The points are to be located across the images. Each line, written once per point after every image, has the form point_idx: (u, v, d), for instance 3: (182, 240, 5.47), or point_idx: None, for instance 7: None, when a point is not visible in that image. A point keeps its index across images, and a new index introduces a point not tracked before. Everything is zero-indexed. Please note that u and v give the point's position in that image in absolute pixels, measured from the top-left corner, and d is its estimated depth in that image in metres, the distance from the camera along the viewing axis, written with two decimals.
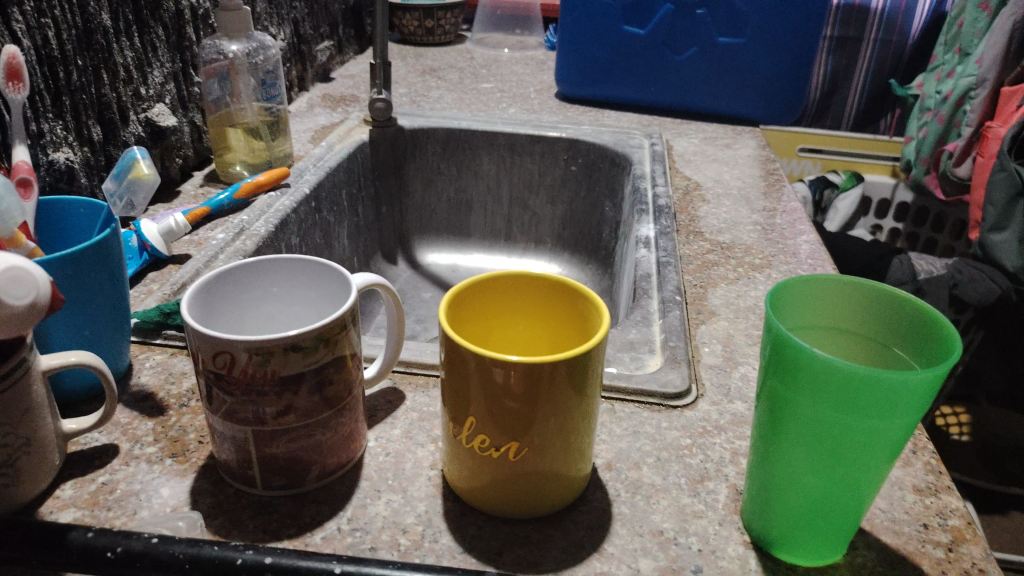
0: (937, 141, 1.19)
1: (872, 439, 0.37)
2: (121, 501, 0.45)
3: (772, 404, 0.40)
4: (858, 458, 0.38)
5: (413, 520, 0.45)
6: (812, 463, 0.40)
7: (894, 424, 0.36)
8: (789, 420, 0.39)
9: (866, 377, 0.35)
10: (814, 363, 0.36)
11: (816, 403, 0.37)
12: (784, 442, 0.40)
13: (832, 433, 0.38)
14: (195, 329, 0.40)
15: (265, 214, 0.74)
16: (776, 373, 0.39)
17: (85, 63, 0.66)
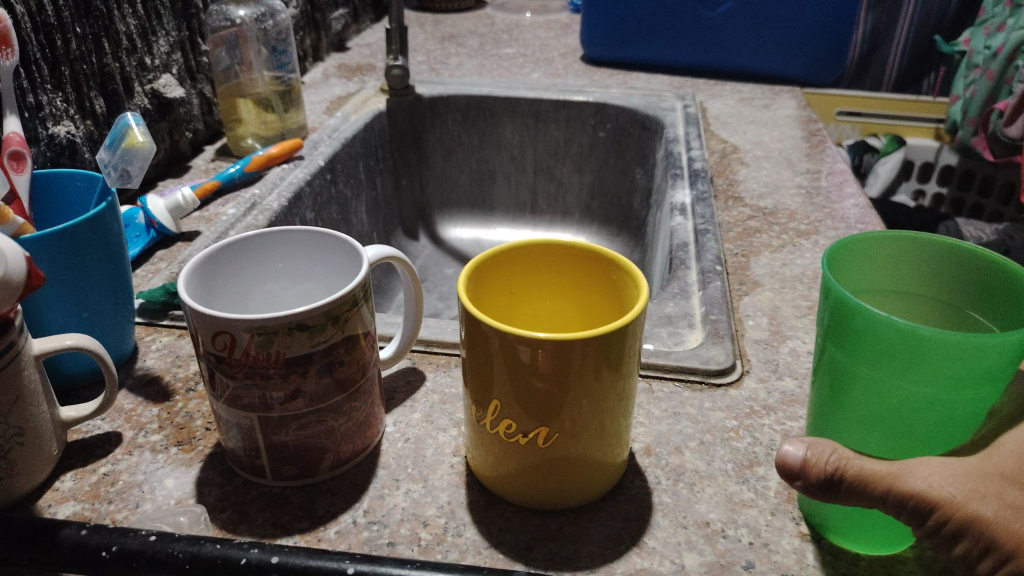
0: (986, 99, 1.08)
1: (948, 413, 0.32)
2: (123, 493, 0.42)
3: (834, 378, 0.36)
4: (931, 437, 0.33)
5: (434, 512, 0.41)
6: (881, 444, 0.35)
7: (974, 396, 0.32)
8: (854, 395, 0.35)
9: (945, 341, 0.30)
10: (885, 327, 0.32)
11: (885, 375, 0.33)
12: (847, 419, 0.36)
13: (902, 410, 0.33)
14: (191, 308, 0.37)
15: (278, 187, 0.70)
16: (839, 340, 0.34)
17: (84, 31, 0.62)
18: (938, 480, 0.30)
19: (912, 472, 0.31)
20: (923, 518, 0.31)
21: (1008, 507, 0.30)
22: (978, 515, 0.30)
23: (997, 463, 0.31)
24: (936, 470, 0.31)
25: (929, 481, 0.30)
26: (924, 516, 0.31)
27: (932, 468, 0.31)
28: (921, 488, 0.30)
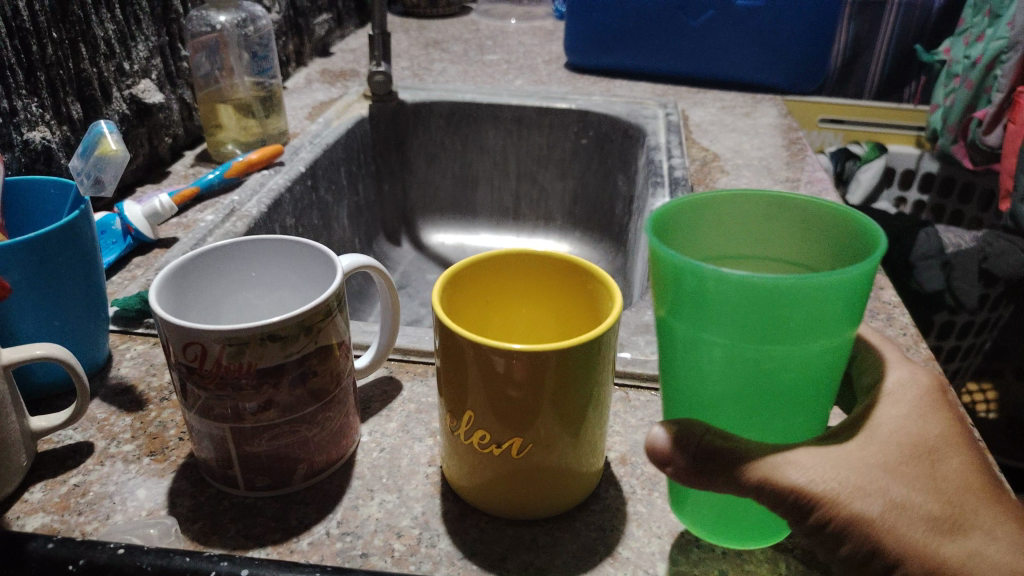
0: (966, 108, 1.08)
1: (801, 367, 0.30)
2: (93, 504, 0.41)
3: (677, 351, 0.32)
4: (787, 395, 0.31)
5: (408, 522, 0.41)
6: (737, 412, 0.32)
7: (823, 343, 0.29)
8: (701, 365, 0.31)
9: (784, 287, 0.27)
10: (719, 285, 0.28)
11: (729, 337, 0.29)
12: (698, 390, 0.32)
13: (752, 374, 0.30)
14: (162, 317, 0.37)
15: (257, 194, 0.69)
16: (676, 310, 0.30)
17: (61, 36, 0.62)
18: (831, 478, 0.31)
19: (801, 464, 0.31)
20: (807, 514, 0.32)
21: (893, 506, 0.32)
22: (870, 514, 0.32)
23: (883, 455, 0.33)
24: (832, 465, 0.32)
25: (824, 479, 0.31)
26: (809, 513, 0.32)
27: (827, 463, 0.32)
28: (816, 485, 0.31)
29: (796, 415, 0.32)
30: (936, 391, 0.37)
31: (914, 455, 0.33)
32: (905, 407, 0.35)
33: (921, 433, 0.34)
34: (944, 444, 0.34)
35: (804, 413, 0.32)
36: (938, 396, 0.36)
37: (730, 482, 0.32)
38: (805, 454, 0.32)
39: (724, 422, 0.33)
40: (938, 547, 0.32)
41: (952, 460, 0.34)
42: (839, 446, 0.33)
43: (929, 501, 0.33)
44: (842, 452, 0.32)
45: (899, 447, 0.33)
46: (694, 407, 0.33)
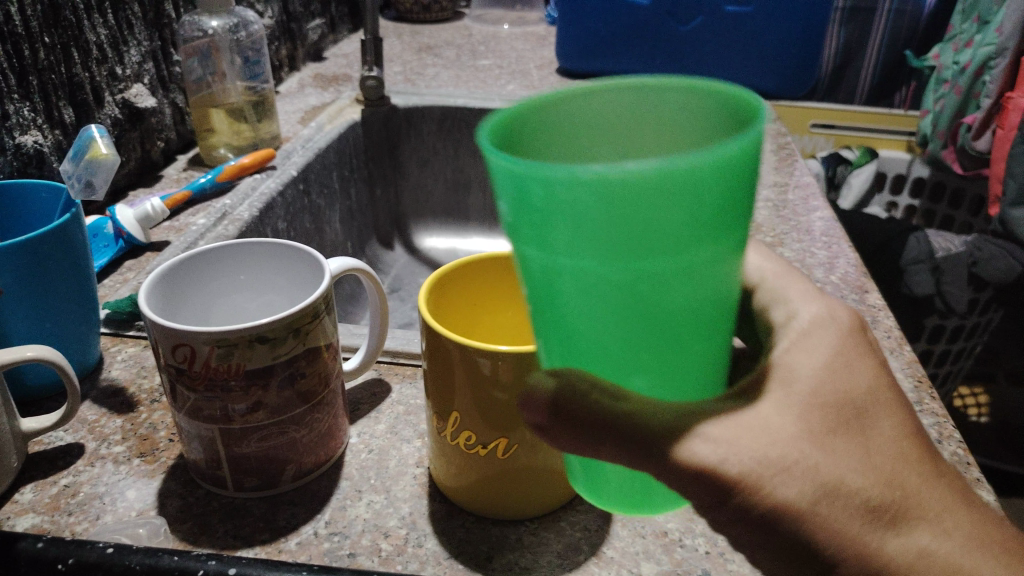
0: (954, 114, 1.08)
1: (690, 293, 0.22)
2: (83, 505, 0.42)
3: (538, 289, 0.23)
4: (678, 334, 0.23)
5: (396, 523, 0.41)
6: (622, 365, 0.24)
7: (713, 258, 0.21)
8: (566, 308, 0.23)
9: (648, 185, 0.19)
10: (564, 196, 0.19)
11: (588, 268, 0.21)
12: (570, 339, 0.24)
13: (626, 312, 0.22)
14: (152, 320, 0.37)
15: (249, 198, 0.70)
16: (523, 238, 0.22)
17: (53, 41, 0.62)
18: (753, 454, 0.28)
19: (717, 433, 0.27)
20: (728, 497, 0.28)
21: (826, 488, 0.29)
22: (802, 497, 0.29)
23: (812, 426, 0.29)
24: (756, 441, 0.28)
25: (747, 455, 0.28)
26: (727, 494, 0.28)
27: (750, 439, 0.28)
28: (737, 464, 0.28)
29: (692, 361, 0.24)
30: (862, 335, 0.33)
31: (849, 426, 0.30)
32: (836, 364, 0.31)
33: (856, 397, 0.31)
34: (878, 406, 0.31)
35: (701, 354, 0.25)
36: (866, 345, 0.33)
37: (625, 452, 0.27)
38: (721, 425, 0.27)
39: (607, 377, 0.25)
40: (880, 539, 0.30)
41: (887, 424, 0.31)
42: (759, 411, 0.28)
43: (868, 482, 0.30)
44: (768, 424, 0.28)
45: (830, 415, 0.30)
46: (569, 357, 0.25)
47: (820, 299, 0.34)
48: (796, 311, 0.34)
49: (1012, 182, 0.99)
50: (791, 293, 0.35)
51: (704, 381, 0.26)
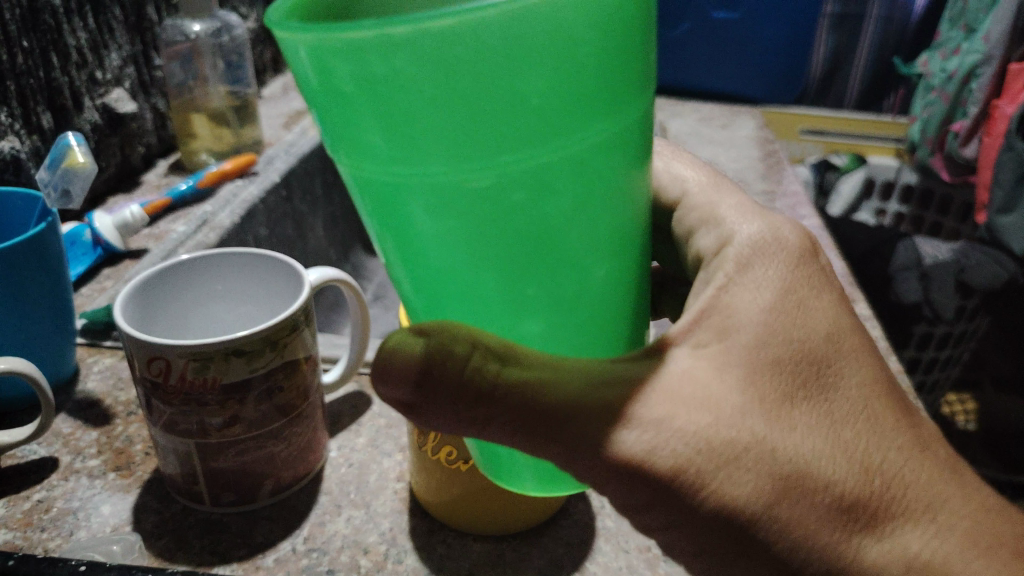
0: (942, 121, 1.06)
1: (567, 186, 0.20)
2: (56, 520, 0.41)
3: (386, 211, 0.21)
4: (562, 242, 0.21)
5: (375, 538, 0.41)
6: (501, 290, 0.22)
7: (589, 141, 0.20)
8: (424, 222, 0.20)
9: (485, 31, 0.17)
10: (390, 61, 0.17)
11: (437, 157, 0.19)
12: (436, 268, 0.22)
13: (491, 211, 0.20)
14: (125, 332, 0.36)
15: (231, 205, 0.69)
16: (355, 142, 0.19)
17: (32, 45, 0.61)
18: (688, 439, 0.26)
19: (631, 401, 0.26)
20: (675, 484, 0.26)
21: (787, 480, 0.26)
22: (759, 497, 0.26)
23: (756, 384, 0.27)
24: (695, 411, 0.26)
25: (685, 440, 0.26)
26: (668, 483, 0.26)
27: (689, 409, 0.26)
28: (671, 450, 0.26)
29: (585, 282, 0.22)
30: (807, 266, 0.32)
31: (805, 388, 0.28)
32: (781, 305, 0.30)
33: (808, 347, 0.29)
34: (836, 357, 0.30)
35: (597, 274, 0.23)
36: (816, 280, 0.32)
37: (522, 430, 0.26)
38: (644, 386, 0.26)
39: (489, 308, 0.22)
40: (857, 549, 0.28)
41: (850, 380, 0.30)
42: (685, 360, 0.27)
43: (837, 458, 0.28)
44: (704, 386, 0.27)
45: (777, 369, 0.28)
46: (443, 294, 0.23)
47: (759, 216, 0.34)
48: (734, 231, 0.33)
49: (999, 190, 0.99)
50: (727, 220, 0.34)
51: (607, 313, 0.24)
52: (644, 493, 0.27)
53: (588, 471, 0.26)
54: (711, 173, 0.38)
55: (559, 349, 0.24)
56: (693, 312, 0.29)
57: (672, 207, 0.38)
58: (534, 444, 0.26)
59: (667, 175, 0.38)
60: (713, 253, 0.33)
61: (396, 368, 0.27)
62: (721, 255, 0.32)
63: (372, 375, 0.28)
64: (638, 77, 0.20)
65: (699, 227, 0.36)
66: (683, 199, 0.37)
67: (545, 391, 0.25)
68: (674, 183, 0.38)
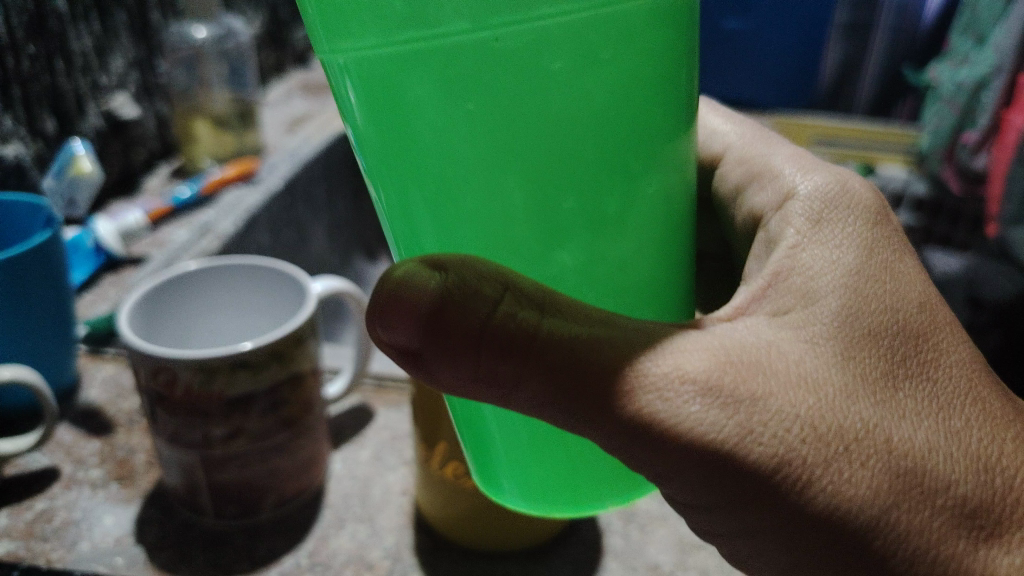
0: (953, 132, 1.05)
1: (602, 57, 0.21)
2: (59, 530, 0.41)
3: (395, 105, 0.21)
4: (593, 125, 0.22)
5: (380, 554, 0.40)
6: (530, 184, 0.22)
7: (626, 8, 0.21)
8: (443, 98, 0.21)
9: None
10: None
11: (462, 10, 0.20)
12: (458, 162, 0.22)
13: (528, 87, 0.21)
14: (129, 343, 0.36)
15: (235, 211, 0.68)
16: (358, 12, 0.20)
17: (37, 51, 0.61)
18: (777, 418, 0.25)
19: (719, 371, 0.25)
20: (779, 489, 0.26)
21: (905, 479, 0.26)
22: (876, 497, 0.26)
23: (834, 346, 0.27)
24: (794, 392, 0.26)
25: (785, 426, 0.25)
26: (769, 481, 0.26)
27: (787, 389, 0.26)
28: (777, 438, 0.25)
29: (621, 182, 0.23)
30: (887, 224, 0.32)
31: (906, 365, 0.28)
32: (865, 265, 0.30)
33: (903, 317, 0.29)
34: (935, 331, 0.29)
35: (634, 177, 0.23)
36: (898, 240, 0.32)
37: (562, 395, 0.25)
38: (710, 343, 0.26)
39: (516, 215, 0.22)
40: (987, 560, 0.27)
41: (953, 359, 0.29)
42: (760, 324, 0.28)
43: (952, 447, 0.27)
44: (794, 357, 0.27)
45: (875, 340, 0.28)
46: (463, 210, 0.22)
47: (826, 169, 0.35)
48: (795, 184, 0.35)
49: (1009, 202, 0.88)
50: (784, 171, 0.36)
51: (642, 234, 0.24)
52: (723, 491, 0.26)
53: (659, 448, 0.25)
54: (752, 126, 0.41)
55: (591, 274, 0.24)
56: (763, 280, 0.30)
57: (715, 160, 0.41)
58: (593, 416, 0.25)
59: (709, 133, 0.41)
60: (774, 208, 0.35)
61: (398, 313, 0.26)
62: (785, 209, 0.34)
63: (376, 324, 0.27)
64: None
65: (747, 181, 0.38)
66: (726, 151, 0.40)
67: (605, 350, 0.24)
68: (714, 140, 0.41)
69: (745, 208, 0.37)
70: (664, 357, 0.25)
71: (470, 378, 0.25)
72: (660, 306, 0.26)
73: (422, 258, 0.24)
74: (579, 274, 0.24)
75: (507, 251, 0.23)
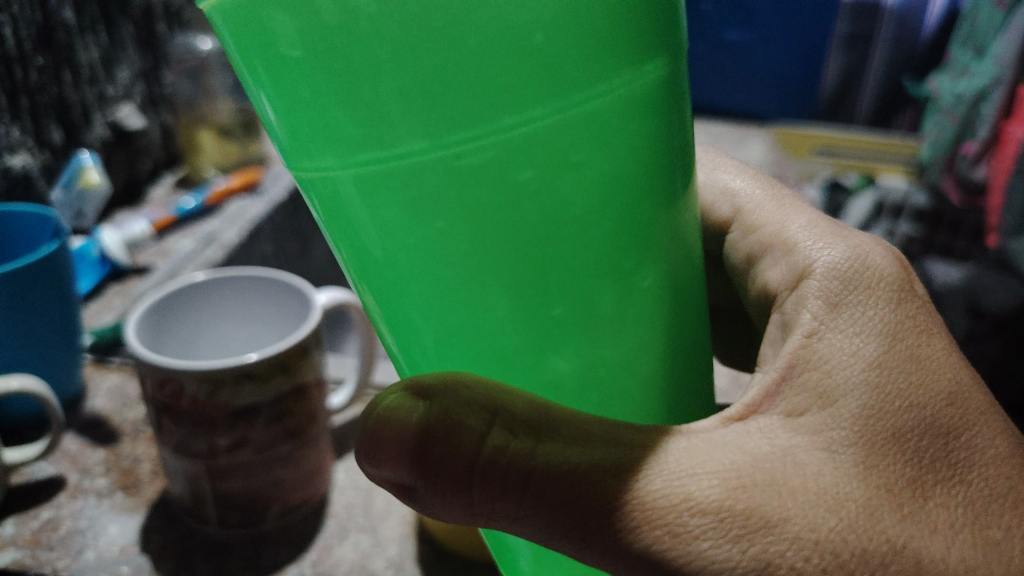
0: (953, 142, 1.06)
1: (578, 156, 0.19)
2: (64, 539, 0.41)
3: (366, 217, 0.20)
4: (574, 232, 0.19)
5: (382, 564, 0.41)
6: (512, 297, 0.20)
7: (603, 100, 0.18)
8: (410, 213, 0.19)
9: None
10: (348, 8, 0.17)
11: (417, 130, 0.18)
12: (434, 274, 0.20)
13: (500, 202, 0.19)
14: (137, 354, 0.36)
15: (239, 221, 0.68)
16: (317, 131, 0.19)
17: (45, 62, 0.62)
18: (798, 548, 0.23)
19: (730, 500, 0.23)
20: None
21: None
22: None
23: (859, 461, 0.25)
24: (814, 510, 0.24)
25: (804, 554, 0.23)
26: None
27: (807, 509, 0.23)
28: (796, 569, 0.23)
29: (616, 286, 0.21)
30: (913, 305, 0.30)
31: (935, 471, 0.26)
32: (890, 359, 0.28)
33: (930, 413, 0.27)
34: (965, 427, 0.28)
35: (630, 278, 0.21)
36: (924, 321, 0.29)
37: (569, 526, 0.23)
38: (718, 457, 0.24)
39: (502, 325, 0.21)
40: None
41: (984, 454, 0.27)
42: (775, 428, 0.26)
43: (992, 562, 0.25)
44: (812, 470, 0.24)
45: (899, 445, 0.26)
46: (447, 320, 0.21)
47: (841, 238, 0.33)
48: (811, 259, 0.32)
49: (1008, 214, 0.92)
50: (800, 245, 0.33)
51: (644, 331, 0.22)
52: None
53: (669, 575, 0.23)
54: (763, 184, 0.38)
55: (587, 377, 0.22)
56: (780, 363, 0.28)
57: (722, 223, 0.38)
58: (600, 543, 0.23)
59: (719, 191, 0.38)
60: (789, 287, 0.32)
61: (387, 440, 0.25)
62: (801, 289, 0.31)
63: (366, 456, 0.26)
64: (660, 42, 0.19)
65: (762, 249, 0.35)
66: (736, 214, 0.37)
67: (609, 471, 0.23)
68: (724, 200, 0.38)
69: (758, 280, 0.35)
70: (671, 474, 0.23)
71: (470, 506, 0.25)
72: (667, 398, 0.24)
73: (414, 383, 0.24)
74: (574, 376, 0.22)
75: (497, 357, 0.22)
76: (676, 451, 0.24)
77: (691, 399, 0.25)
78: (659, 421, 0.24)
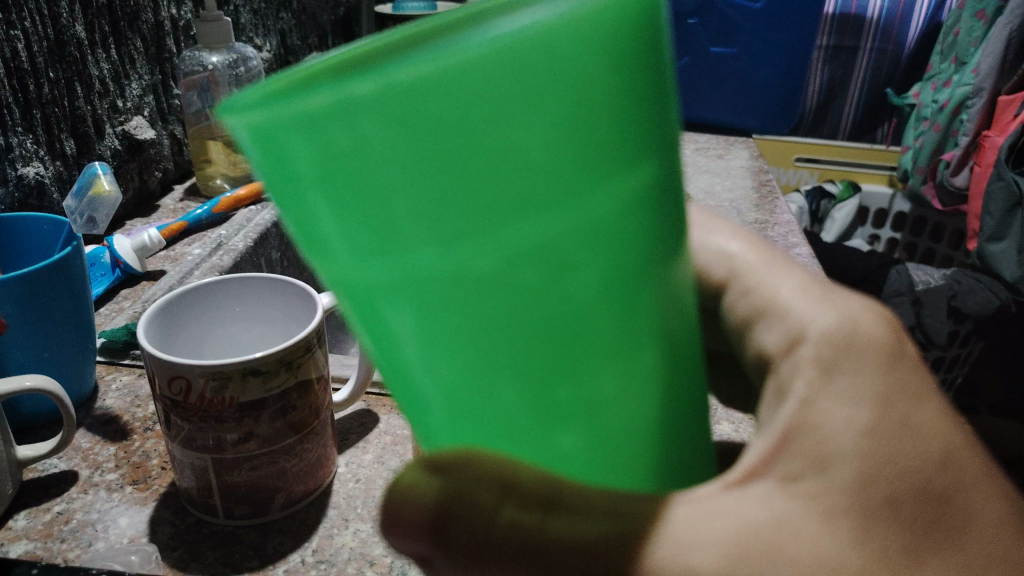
0: (934, 150, 1.10)
1: (584, 255, 0.17)
2: (76, 531, 0.43)
3: (373, 312, 0.18)
4: (587, 333, 0.18)
5: (381, 551, 0.43)
6: (525, 397, 0.18)
7: (618, 198, 0.17)
8: (423, 321, 0.17)
9: (430, 78, 0.14)
10: (351, 123, 0.14)
11: (425, 238, 0.16)
12: (450, 376, 0.18)
13: (511, 308, 0.17)
14: (149, 353, 0.38)
15: (244, 229, 0.71)
16: (323, 232, 0.16)
17: (57, 76, 0.64)
18: None
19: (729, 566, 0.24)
20: None
21: None
22: None
23: (852, 525, 0.25)
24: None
25: None
26: None
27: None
28: None
29: (623, 373, 0.19)
30: (904, 362, 0.27)
31: (926, 531, 0.26)
32: (881, 425, 0.26)
33: (926, 478, 0.26)
34: (959, 484, 0.27)
35: (635, 364, 0.19)
36: (921, 380, 0.27)
37: None
38: (720, 528, 0.24)
39: (519, 420, 0.19)
40: None
41: (974, 502, 0.28)
42: (773, 494, 0.25)
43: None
44: (809, 538, 0.25)
45: (894, 510, 0.26)
46: (461, 411, 0.19)
47: (832, 302, 0.29)
48: (806, 323, 0.28)
49: (990, 219, 1.01)
50: (794, 310, 0.29)
51: (659, 410, 0.20)
52: None
53: None
54: (758, 246, 0.34)
55: (596, 456, 0.20)
56: (776, 430, 0.26)
57: (718, 288, 0.33)
58: None
59: (712, 255, 0.34)
60: (783, 352, 0.28)
61: (403, 516, 0.25)
62: (796, 357, 0.28)
63: (383, 528, 0.26)
64: (658, 125, 0.17)
65: (756, 314, 0.31)
66: (731, 278, 0.33)
67: (621, 530, 0.23)
68: (718, 261, 0.34)
69: (754, 345, 0.31)
70: (675, 540, 0.23)
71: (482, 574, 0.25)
72: (665, 471, 0.22)
73: (423, 457, 0.24)
74: (584, 457, 0.20)
75: (510, 446, 0.20)
76: (681, 515, 0.23)
77: (685, 468, 0.23)
78: (665, 490, 0.23)
